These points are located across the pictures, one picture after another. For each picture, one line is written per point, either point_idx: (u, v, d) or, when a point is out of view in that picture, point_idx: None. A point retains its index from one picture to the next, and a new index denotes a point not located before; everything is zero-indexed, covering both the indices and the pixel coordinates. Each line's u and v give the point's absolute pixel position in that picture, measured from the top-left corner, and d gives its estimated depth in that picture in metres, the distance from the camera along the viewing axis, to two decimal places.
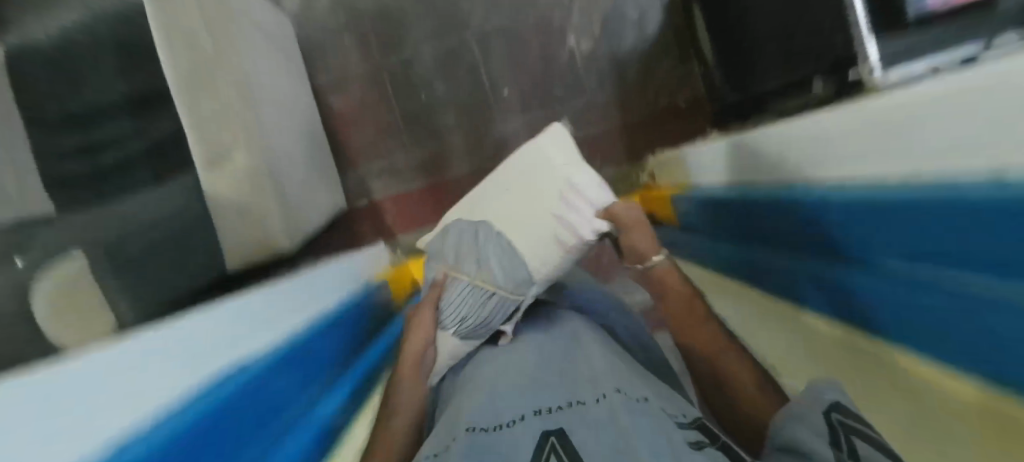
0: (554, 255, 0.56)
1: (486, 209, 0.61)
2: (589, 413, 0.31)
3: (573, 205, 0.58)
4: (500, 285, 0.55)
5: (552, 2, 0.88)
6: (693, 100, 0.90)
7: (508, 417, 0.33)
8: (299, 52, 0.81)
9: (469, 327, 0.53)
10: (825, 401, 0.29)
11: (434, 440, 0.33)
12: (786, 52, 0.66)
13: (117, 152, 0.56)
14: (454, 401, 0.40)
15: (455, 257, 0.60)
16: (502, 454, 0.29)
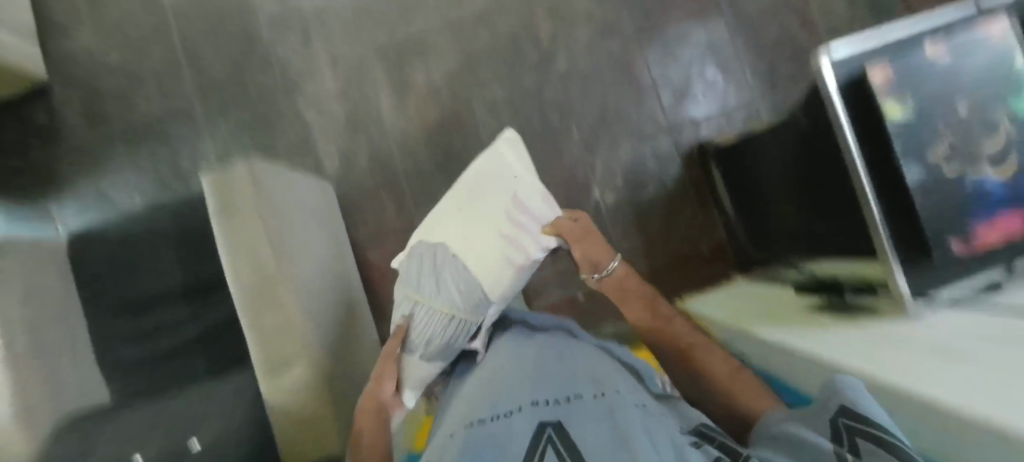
0: (508, 273, 0.61)
1: (440, 237, 0.65)
2: (578, 411, 0.40)
3: (518, 225, 0.61)
4: (459, 310, 0.61)
5: (576, 158, 0.93)
6: (716, 247, 0.93)
7: (510, 412, 0.42)
8: (340, 215, 0.90)
9: (433, 348, 0.62)
10: (834, 407, 0.34)
11: (469, 406, 0.48)
12: (810, 236, 0.69)
13: (169, 338, 0.74)
14: (465, 397, 0.52)
15: (416, 285, 0.64)
16: (512, 447, 0.38)
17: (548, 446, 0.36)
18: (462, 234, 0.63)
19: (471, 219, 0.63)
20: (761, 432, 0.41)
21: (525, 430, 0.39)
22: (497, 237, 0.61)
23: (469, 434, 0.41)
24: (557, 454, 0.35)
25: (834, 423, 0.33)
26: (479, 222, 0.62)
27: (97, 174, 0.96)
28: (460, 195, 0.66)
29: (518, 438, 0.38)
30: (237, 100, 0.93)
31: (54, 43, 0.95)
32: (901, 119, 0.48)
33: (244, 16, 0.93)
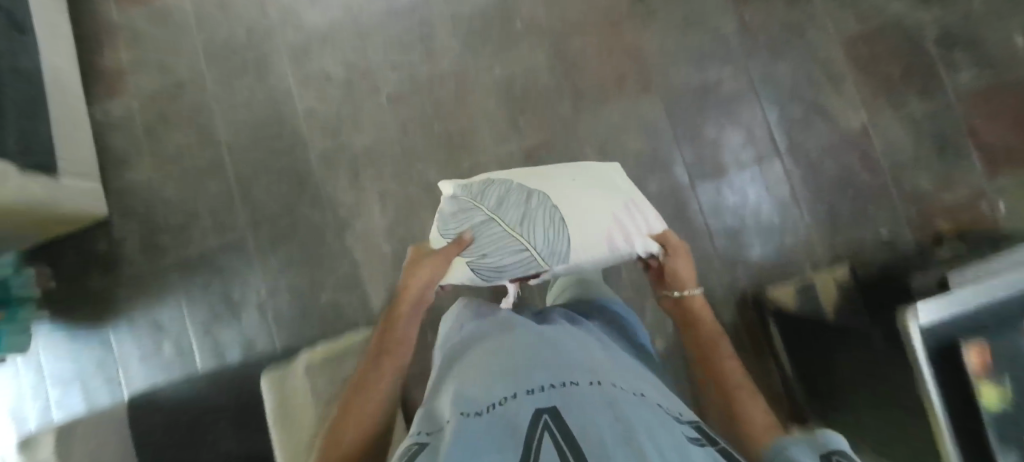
0: (598, 250, 0.60)
1: (544, 183, 0.63)
2: (574, 397, 0.31)
3: (632, 215, 0.63)
4: (536, 245, 0.58)
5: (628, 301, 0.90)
6: (770, 399, 0.85)
7: (497, 398, 0.32)
8: None
9: (488, 265, 0.60)
10: (827, 447, 0.27)
11: (451, 392, 0.37)
12: (884, 435, 0.63)
13: None
14: (449, 378, 0.42)
15: (498, 207, 0.60)
16: (496, 433, 0.27)
17: (546, 432, 0.26)
18: (573, 191, 0.62)
19: (586, 186, 0.64)
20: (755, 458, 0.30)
21: (519, 426, 0.27)
22: (608, 216, 0.61)
23: (454, 422, 0.29)
24: (556, 440, 0.25)
25: (824, 458, 0.25)
26: (596, 194, 0.63)
27: (149, 304, 0.97)
28: (578, 171, 0.68)
29: (511, 430, 0.27)
30: (287, 235, 0.94)
31: (115, 175, 0.99)
32: (998, 408, 0.41)
33: (296, 153, 0.94)
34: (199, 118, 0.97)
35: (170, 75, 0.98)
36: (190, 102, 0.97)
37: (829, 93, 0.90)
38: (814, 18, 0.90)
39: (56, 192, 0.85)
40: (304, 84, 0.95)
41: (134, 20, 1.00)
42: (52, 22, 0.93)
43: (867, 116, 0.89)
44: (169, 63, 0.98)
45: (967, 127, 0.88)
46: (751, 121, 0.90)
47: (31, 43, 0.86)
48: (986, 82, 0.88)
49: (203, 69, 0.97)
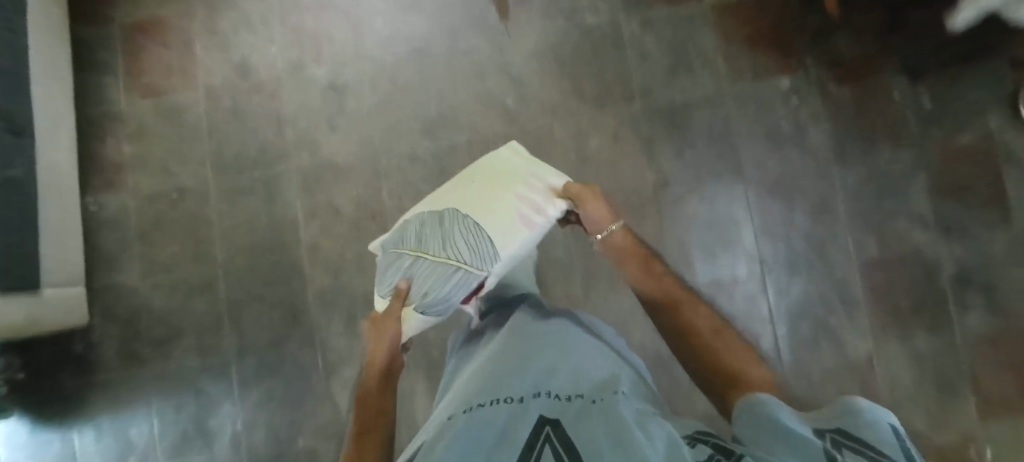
0: (521, 234, 0.51)
1: (440, 200, 0.56)
2: (574, 410, 0.34)
3: (532, 183, 0.54)
4: (466, 257, 0.49)
5: None
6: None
7: (511, 396, 0.37)
8: None
9: (428, 301, 0.51)
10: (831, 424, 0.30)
11: (462, 394, 0.41)
12: None
13: None
14: (465, 377, 0.47)
15: (411, 241, 0.53)
16: (498, 438, 0.32)
17: (545, 446, 0.30)
18: (471, 188, 0.54)
19: (481, 178, 0.56)
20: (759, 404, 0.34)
21: (521, 433, 0.32)
22: (512, 196, 0.53)
23: (462, 420, 0.35)
24: (555, 451, 0.29)
25: (828, 433, 0.29)
26: (496, 181, 0.55)
27: (119, 414, 0.93)
28: (470, 168, 0.60)
29: (515, 437, 0.32)
30: (272, 370, 0.91)
31: (103, 276, 0.94)
32: None
33: (294, 287, 0.91)
34: (197, 232, 0.92)
35: (173, 179, 0.93)
36: (190, 212, 0.93)
37: (840, 316, 0.88)
38: (836, 236, 0.89)
39: (37, 309, 0.79)
40: (311, 217, 0.91)
41: (144, 114, 0.95)
42: (55, 114, 0.88)
43: (872, 346, 0.87)
44: (174, 167, 0.93)
45: (969, 372, 0.86)
46: (761, 332, 0.88)
47: (31, 144, 0.81)
48: (993, 331, 0.87)
49: (209, 180, 0.93)
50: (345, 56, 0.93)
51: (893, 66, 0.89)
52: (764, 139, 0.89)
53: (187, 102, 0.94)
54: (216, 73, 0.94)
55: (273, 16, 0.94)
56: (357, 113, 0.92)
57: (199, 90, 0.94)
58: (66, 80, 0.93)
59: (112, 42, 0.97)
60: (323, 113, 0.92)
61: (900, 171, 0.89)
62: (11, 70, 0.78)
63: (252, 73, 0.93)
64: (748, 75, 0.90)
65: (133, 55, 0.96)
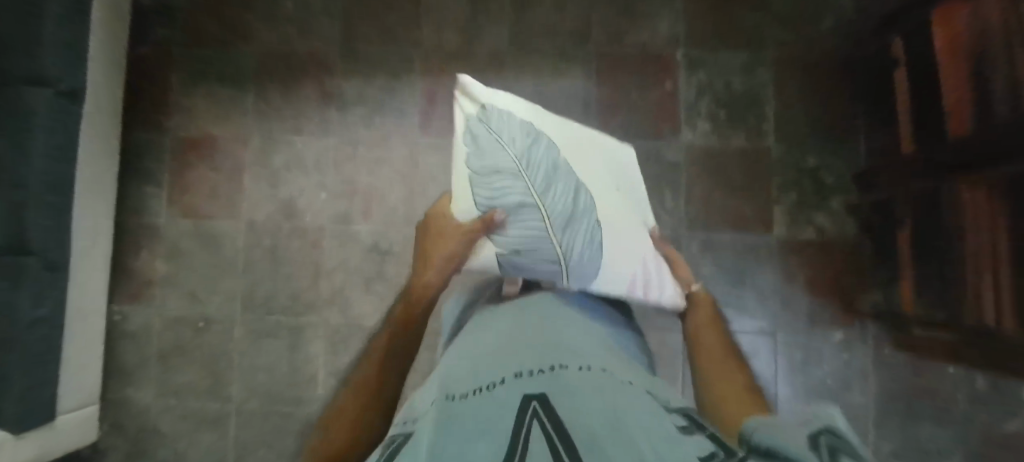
0: (619, 281, 0.68)
1: (589, 177, 0.66)
2: (560, 385, 0.34)
3: (649, 267, 0.72)
4: (566, 257, 0.62)
5: None
6: None
7: (489, 381, 0.35)
8: None
9: (517, 251, 0.61)
10: (816, 425, 0.25)
11: (440, 382, 0.39)
12: None
13: None
14: (453, 358, 0.47)
15: (542, 190, 0.60)
16: (484, 418, 0.29)
17: (535, 422, 0.27)
18: (611, 205, 0.68)
19: (617, 201, 0.70)
20: (761, 431, 0.28)
21: (509, 413, 0.29)
22: (637, 258, 0.71)
23: (442, 404, 0.32)
24: (545, 429, 0.26)
25: (810, 434, 0.24)
26: (627, 224, 0.70)
27: None
28: (609, 175, 0.71)
29: (505, 416, 0.29)
30: None
31: (117, 388, 0.93)
32: None
33: (299, 444, 0.89)
34: (216, 366, 0.91)
35: (199, 306, 0.92)
36: (211, 343, 0.91)
37: None
38: None
39: (43, 441, 0.78)
40: (328, 375, 0.89)
41: (179, 234, 0.94)
42: (91, 232, 0.87)
43: None
44: (204, 294, 0.92)
45: None
46: None
47: (63, 273, 0.80)
48: None
49: (236, 317, 0.91)
50: (395, 218, 0.90)
51: (961, 352, 0.84)
52: (802, 389, 0.87)
53: (227, 231, 0.93)
54: (261, 207, 0.93)
55: (328, 160, 0.93)
56: (396, 279, 0.90)
57: (242, 222, 0.93)
58: (108, 189, 0.92)
59: (162, 153, 0.96)
60: (362, 272, 0.90)
61: (935, 446, 0.84)
62: (55, 197, 0.77)
63: (296, 215, 0.91)
64: (801, 317, 0.87)
65: (181, 170, 0.96)
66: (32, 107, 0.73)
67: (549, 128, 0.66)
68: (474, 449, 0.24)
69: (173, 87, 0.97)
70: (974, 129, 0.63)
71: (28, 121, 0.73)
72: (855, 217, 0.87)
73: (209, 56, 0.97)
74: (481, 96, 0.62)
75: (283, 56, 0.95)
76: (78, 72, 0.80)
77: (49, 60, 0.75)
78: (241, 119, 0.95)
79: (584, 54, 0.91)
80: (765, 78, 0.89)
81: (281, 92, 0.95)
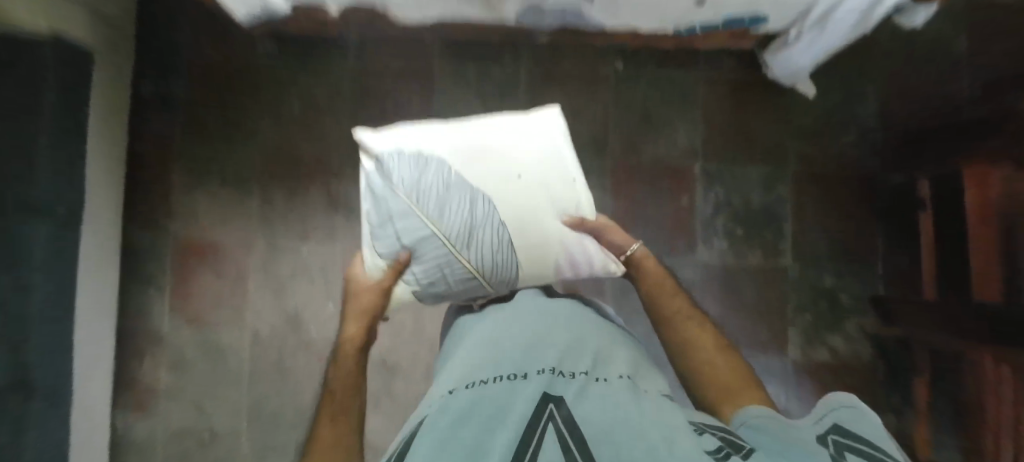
0: (545, 273, 0.71)
1: (486, 179, 0.65)
2: (577, 387, 0.39)
3: (573, 243, 0.70)
4: (482, 274, 0.67)
5: None
6: None
7: (513, 373, 0.42)
8: None
9: (429, 275, 0.67)
10: (826, 427, 0.34)
11: (468, 365, 0.47)
12: None
13: None
14: (471, 345, 0.54)
15: (439, 218, 0.63)
16: (503, 411, 0.35)
17: (549, 421, 0.32)
18: (515, 204, 0.66)
19: (526, 191, 0.66)
20: (777, 428, 0.37)
21: (527, 405, 0.35)
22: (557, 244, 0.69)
23: (466, 395, 0.39)
24: (557, 430, 0.31)
25: (823, 437, 0.33)
26: (541, 214, 0.67)
27: None
28: (512, 158, 0.65)
29: (521, 411, 0.35)
30: None
31: None
32: None
33: None
34: None
35: (205, 418, 0.91)
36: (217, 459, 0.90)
37: None
38: None
39: None
40: None
41: (183, 343, 0.92)
42: (93, 351, 0.84)
43: None
44: (210, 407, 0.91)
45: None
46: None
47: (66, 405, 0.78)
48: None
49: (242, 431, 0.90)
50: (403, 332, 0.92)
51: None
52: None
53: (232, 342, 0.91)
54: (266, 318, 0.91)
55: (335, 270, 0.90)
56: (404, 394, 0.91)
57: (247, 332, 0.91)
58: (110, 302, 0.89)
59: (162, 257, 0.93)
60: (370, 388, 0.91)
61: None
62: (58, 335, 0.75)
63: (303, 327, 0.90)
64: None
65: (183, 276, 0.93)
66: (31, 241, 0.70)
67: (437, 139, 0.65)
68: (487, 439, 0.31)
69: (171, 188, 0.93)
70: (1000, 300, 0.62)
71: (27, 261, 0.70)
72: (872, 342, 0.85)
73: (210, 155, 0.92)
74: (372, 148, 0.63)
75: (287, 157, 0.91)
76: (69, 188, 0.77)
77: (43, 189, 0.72)
78: (245, 224, 0.92)
79: (598, 165, 0.88)
80: (784, 196, 0.87)
81: (285, 195, 0.91)
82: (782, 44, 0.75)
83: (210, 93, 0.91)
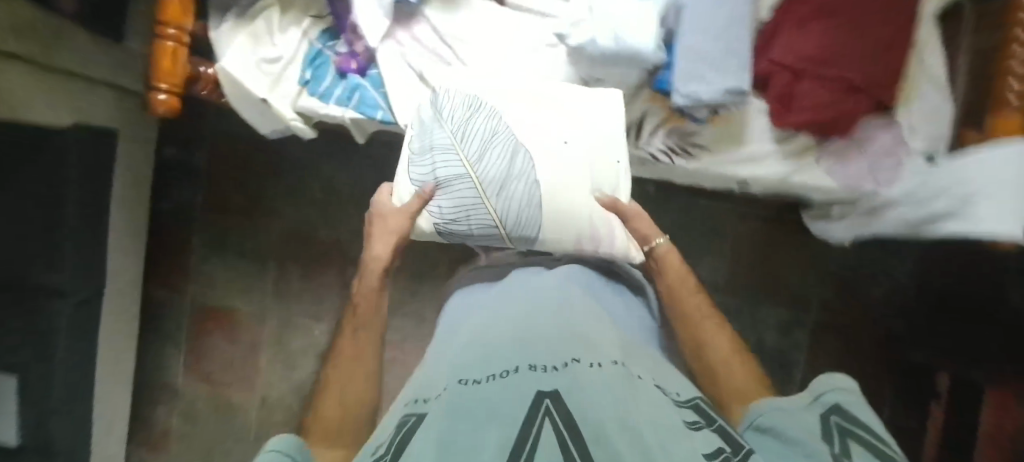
0: (566, 243, 0.53)
1: (534, 127, 0.54)
2: (570, 378, 0.31)
3: (605, 221, 0.53)
4: (505, 225, 0.52)
5: None
6: None
7: (501, 369, 0.33)
8: None
9: (449, 217, 0.53)
10: (825, 405, 0.32)
11: (450, 363, 0.39)
12: None
13: None
14: (466, 331, 0.45)
15: (478, 151, 0.52)
16: (488, 412, 0.28)
17: (547, 418, 0.26)
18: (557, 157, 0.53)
19: (569, 148, 0.53)
20: (768, 411, 0.34)
21: (521, 396, 0.29)
22: (587, 215, 0.53)
23: (451, 395, 0.31)
24: (557, 427, 0.25)
25: (822, 418, 0.31)
26: (579, 176, 0.53)
27: None
28: (559, 122, 0.54)
29: (512, 409, 0.28)
30: None
31: None
32: None
33: None
34: None
35: None
36: None
37: None
38: None
39: None
40: None
41: (195, 400, 0.96)
42: (109, 407, 0.87)
43: None
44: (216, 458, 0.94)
45: None
46: None
47: None
48: None
49: None
50: None
51: None
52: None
53: (241, 404, 0.94)
54: (274, 387, 0.93)
55: None
56: None
57: (254, 395, 0.94)
58: (129, 361, 0.92)
59: (180, 319, 0.96)
60: None
61: None
62: (80, 396, 0.78)
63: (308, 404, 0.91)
64: None
65: (198, 338, 0.96)
66: (52, 316, 0.72)
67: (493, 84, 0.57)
68: (479, 441, 0.25)
69: (191, 254, 0.95)
70: None
71: (51, 335, 0.72)
72: None
73: (228, 227, 0.93)
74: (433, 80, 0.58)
75: (306, 239, 0.92)
76: (95, 260, 0.78)
77: (70, 259, 0.72)
78: (260, 297, 0.93)
79: None
80: (800, 341, 0.85)
81: (301, 274, 0.92)
82: (820, 215, 0.73)
83: (231, 164, 0.93)
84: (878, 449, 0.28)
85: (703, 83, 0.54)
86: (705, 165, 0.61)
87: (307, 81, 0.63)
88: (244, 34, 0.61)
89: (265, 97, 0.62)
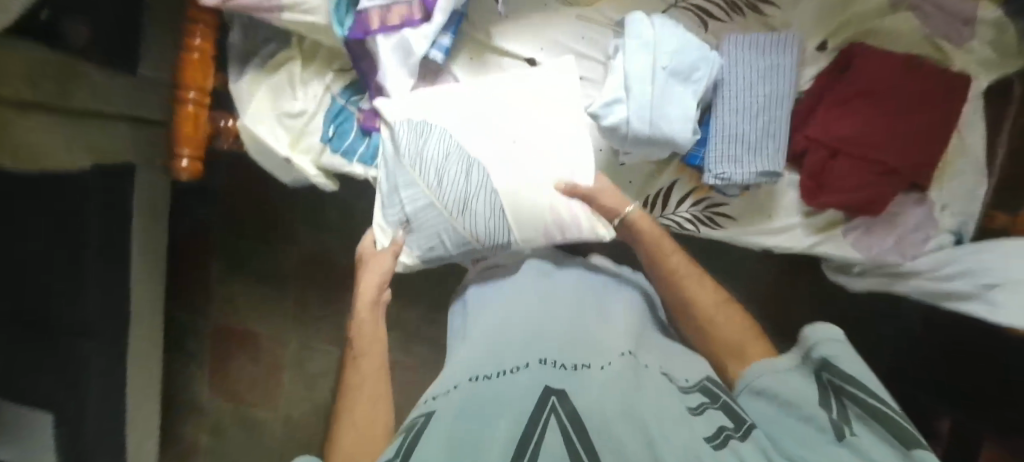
0: (535, 238, 0.54)
1: (485, 140, 0.54)
2: (578, 376, 0.34)
3: (563, 204, 0.53)
4: (480, 241, 0.53)
5: None
6: None
7: (511, 365, 0.37)
8: None
9: (428, 249, 0.55)
10: (817, 361, 0.32)
11: (462, 359, 0.42)
12: None
13: None
14: (478, 324, 0.47)
15: (437, 181, 0.52)
16: (497, 407, 0.31)
17: (552, 416, 0.28)
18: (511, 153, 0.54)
19: (520, 147, 0.54)
20: (764, 375, 0.35)
21: (532, 394, 0.32)
22: (547, 205, 0.53)
23: (466, 391, 0.34)
24: (563, 426, 0.28)
25: (818, 380, 0.31)
26: (537, 168, 0.54)
27: None
28: (508, 124, 0.55)
29: (519, 405, 0.30)
30: None
31: None
32: None
33: None
34: None
35: None
36: None
37: None
38: None
39: None
40: None
41: (221, 414, 1.00)
42: (142, 424, 0.91)
43: None
44: None
45: None
46: None
47: None
48: None
49: None
50: None
51: None
52: None
53: (265, 417, 0.98)
54: (296, 404, 0.96)
55: None
56: None
57: (277, 409, 0.97)
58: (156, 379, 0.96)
59: (202, 337, 0.99)
60: None
61: None
62: (112, 419, 0.82)
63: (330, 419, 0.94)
64: None
65: (220, 356, 0.99)
66: (78, 352, 0.73)
67: (444, 108, 0.56)
68: (487, 436, 0.28)
69: (210, 276, 0.97)
70: None
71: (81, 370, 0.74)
72: None
73: (246, 249, 0.94)
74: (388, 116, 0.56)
75: (322, 261, 0.92)
76: (117, 291, 0.79)
77: (93, 297, 0.72)
78: (279, 318, 0.95)
79: None
80: None
81: (321, 299, 0.93)
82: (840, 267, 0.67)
83: (246, 186, 0.93)
84: (884, 400, 0.28)
85: (736, 163, 0.53)
86: (732, 231, 0.61)
87: (329, 138, 0.61)
88: (266, 88, 0.61)
89: (288, 156, 0.61)
